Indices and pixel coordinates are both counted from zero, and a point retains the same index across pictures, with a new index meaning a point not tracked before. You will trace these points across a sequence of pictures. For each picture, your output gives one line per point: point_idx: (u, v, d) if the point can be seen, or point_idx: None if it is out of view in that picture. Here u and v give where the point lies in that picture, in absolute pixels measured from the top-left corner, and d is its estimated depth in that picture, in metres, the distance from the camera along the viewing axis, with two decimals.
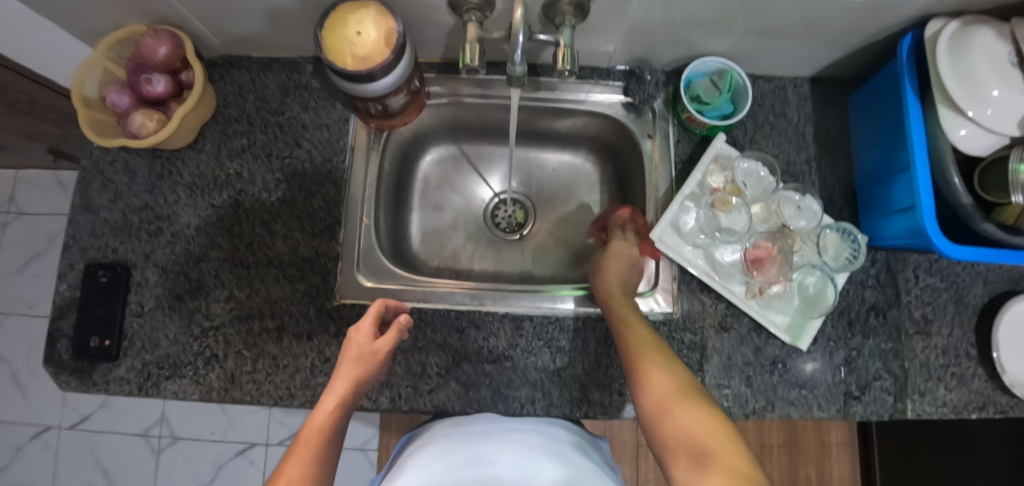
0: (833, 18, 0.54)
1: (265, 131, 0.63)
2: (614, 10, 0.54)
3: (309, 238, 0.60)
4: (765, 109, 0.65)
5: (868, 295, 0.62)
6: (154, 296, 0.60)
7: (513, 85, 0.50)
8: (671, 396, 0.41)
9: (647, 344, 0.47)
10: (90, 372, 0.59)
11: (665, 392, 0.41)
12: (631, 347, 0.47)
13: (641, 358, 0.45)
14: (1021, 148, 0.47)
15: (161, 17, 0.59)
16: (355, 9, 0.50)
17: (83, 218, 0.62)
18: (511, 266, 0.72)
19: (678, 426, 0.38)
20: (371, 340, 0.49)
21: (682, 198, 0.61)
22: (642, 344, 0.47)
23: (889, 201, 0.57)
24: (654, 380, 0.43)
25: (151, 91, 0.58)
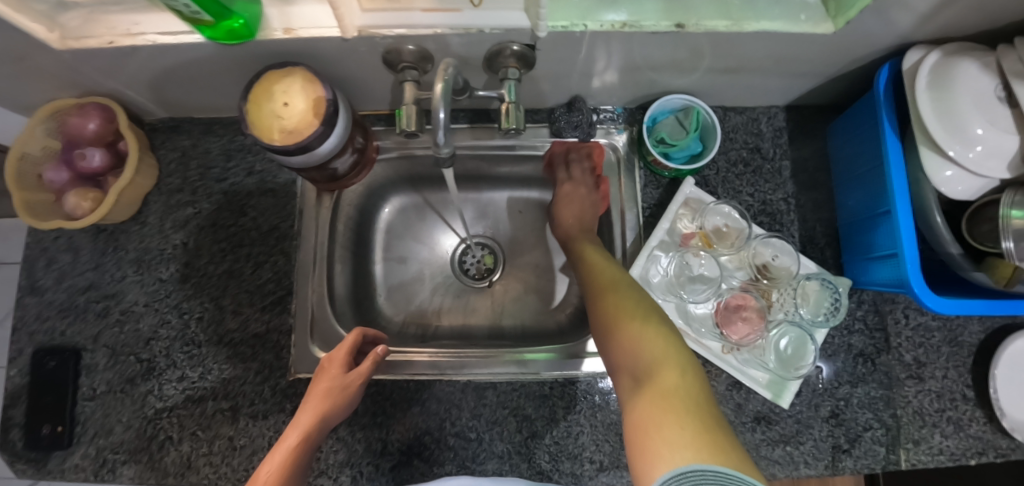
0: (798, 52, 0.50)
1: (210, 200, 0.60)
2: (564, 56, 0.51)
3: (260, 312, 0.58)
4: (738, 144, 0.61)
5: (854, 342, 0.58)
6: (104, 379, 0.58)
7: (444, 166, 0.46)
8: (632, 337, 0.42)
9: (627, 306, 0.46)
10: (45, 461, 0.57)
11: (628, 330, 0.43)
12: (602, 299, 0.48)
13: (611, 304, 0.47)
14: (1010, 192, 0.42)
15: (91, 88, 0.55)
16: (280, 78, 0.47)
17: (29, 300, 0.60)
18: (480, 319, 0.68)
19: (631, 359, 0.41)
20: (342, 372, 0.51)
21: (650, 250, 0.56)
22: (617, 300, 0.47)
23: (871, 246, 0.53)
24: (618, 323, 0.45)
25: (86, 166, 0.56)
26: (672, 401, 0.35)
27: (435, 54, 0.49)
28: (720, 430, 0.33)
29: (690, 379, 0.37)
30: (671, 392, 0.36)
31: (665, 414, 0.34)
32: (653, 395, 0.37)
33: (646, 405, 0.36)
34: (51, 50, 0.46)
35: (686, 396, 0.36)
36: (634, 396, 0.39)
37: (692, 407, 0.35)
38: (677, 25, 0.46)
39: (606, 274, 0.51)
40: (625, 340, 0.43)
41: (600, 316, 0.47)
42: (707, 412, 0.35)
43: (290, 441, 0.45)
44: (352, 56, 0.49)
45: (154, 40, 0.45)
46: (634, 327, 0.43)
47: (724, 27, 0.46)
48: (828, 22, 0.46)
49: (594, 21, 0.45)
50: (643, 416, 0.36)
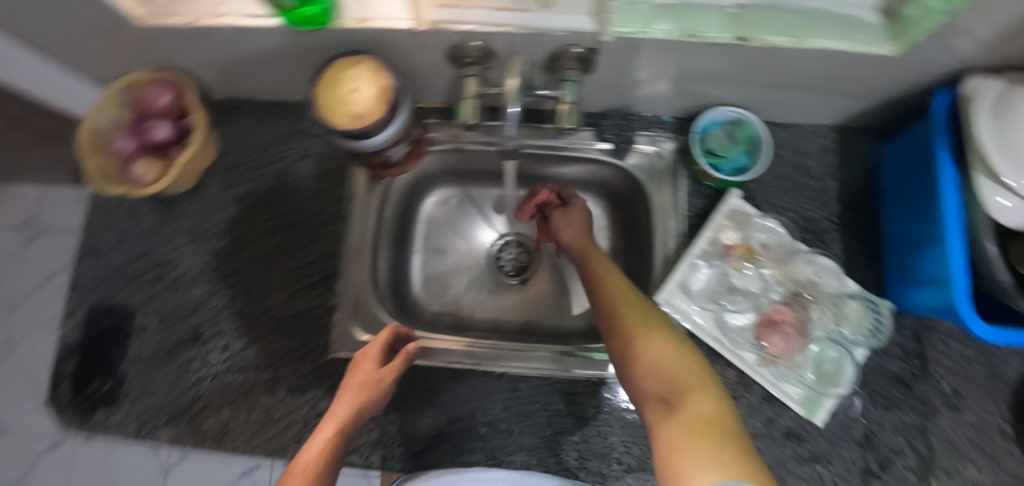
0: (855, 72, 0.51)
1: (266, 179, 0.62)
2: (621, 61, 0.52)
3: (305, 290, 0.60)
4: (785, 161, 0.62)
5: (891, 366, 0.58)
6: (153, 342, 0.60)
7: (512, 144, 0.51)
8: (652, 353, 0.40)
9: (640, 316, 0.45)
10: (91, 415, 0.59)
11: (646, 346, 0.41)
12: (615, 312, 0.46)
13: (627, 317, 0.45)
14: None
15: (164, 64, 0.58)
16: (349, 65, 0.49)
17: (88, 261, 0.62)
18: (512, 315, 0.69)
19: (653, 379, 0.39)
20: (376, 367, 0.50)
21: (691, 258, 0.57)
22: (630, 311, 0.46)
23: (917, 270, 0.53)
24: (635, 338, 0.43)
25: (155, 137, 0.59)
26: (704, 425, 0.33)
27: (498, 52, 0.51)
28: (755, 458, 0.31)
29: (718, 403, 0.35)
30: (702, 416, 0.34)
31: (698, 437, 0.32)
32: (681, 419, 0.34)
33: (675, 429, 0.34)
34: (137, 25, 0.49)
35: (718, 417, 0.34)
36: (660, 420, 0.36)
37: (725, 435, 0.32)
38: (738, 38, 0.46)
39: (619, 288, 0.49)
40: (644, 355, 0.41)
41: (614, 330, 0.45)
42: (741, 440, 0.32)
43: (325, 434, 0.43)
44: (417, 49, 0.51)
45: (234, 23, 0.48)
46: (654, 343, 0.41)
47: (785, 43, 0.47)
48: (888, 44, 0.47)
49: (657, 29, 0.47)
50: (673, 439, 0.33)
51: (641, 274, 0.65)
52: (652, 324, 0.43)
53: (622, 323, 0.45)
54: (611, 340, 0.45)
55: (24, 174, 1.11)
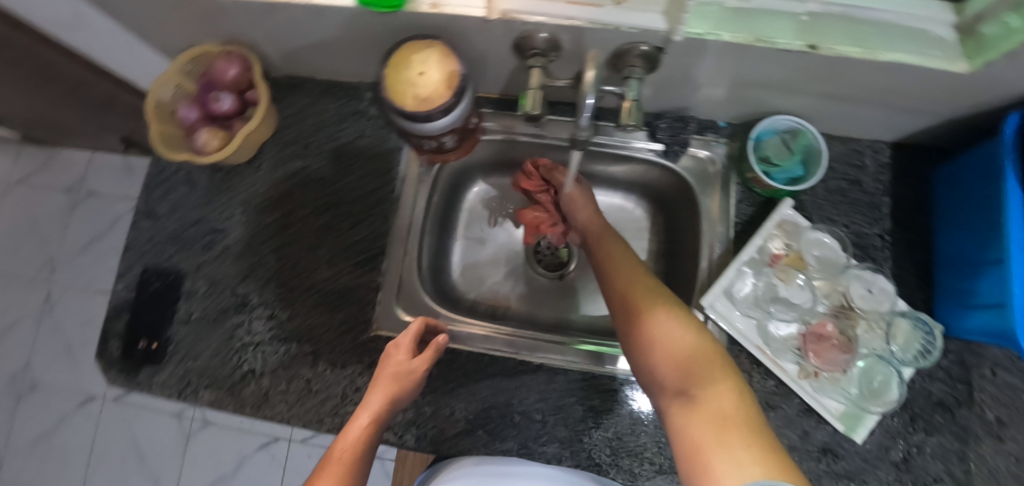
0: (923, 89, 0.50)
1: (320, 156, 0.64)
2: (685, 63, 0.52)
3: (352, 267, 0.61)
4: (838, 174, 0.61)
5: (935, 389, 0.57)
6: (200, 306, 0.62)
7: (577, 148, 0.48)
8: (671, 343, 0.43)
9: (657, 302, 0.47)
10: (135, 373, 0.60)
11: (665, 336, 0.43)
12: (630, 301, 0.48)
13: (644, 306, 0.46)
14: None
15: (233, 38, 0.60)
16: (419, 49, 0.49)
17: (144, 224, 0.65)
18: (548, 308, 0.70)
19: (671, 369, 0.42)
20: (408, 358, 0.52)
21: (739, 264, 0.57)
22: (646, 297, 0.47)
23: (972, 294, 0.52)
24: (652, 327, 0.45)
25: (218, 108, 0.60)
26: (727, 418, 0.36)
27: (564, 45, 0.51)
28: (776, 445, 0.34)
29: (737, 393, 0.38)
30: (724, 408, 0.37)
31: (724, 431, 0.35)
32: (704, 411, 0.37)
33: (700, 423, 0.37)
34: None
35: (741, 415, 0.36)
36: (681, 412, 0.39)
37: (747, 426, 0.35)
38: (810, 46, 0.46)
39: (631, 277, 0.50)
40: (666, 348, 0.43)
41: (631, 319, 0.47)
42: (760, 428, 0.36)
43: (360, 429, 0.46)
44: (484, 37, 0.52)
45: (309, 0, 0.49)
46: (672, 332, 0.43)
47: (854, 54, 0.46)
48: (962, 61, 0.46)
49: (727, 32, 0.47)
50: (698, 432, 0.36)
51: (682, 276, 0.65)
52: (669, 312, 0.45)
53: (639, 312, 0.46)
54: (627, 329, 0.47)
55: (77, 140, 1.15)
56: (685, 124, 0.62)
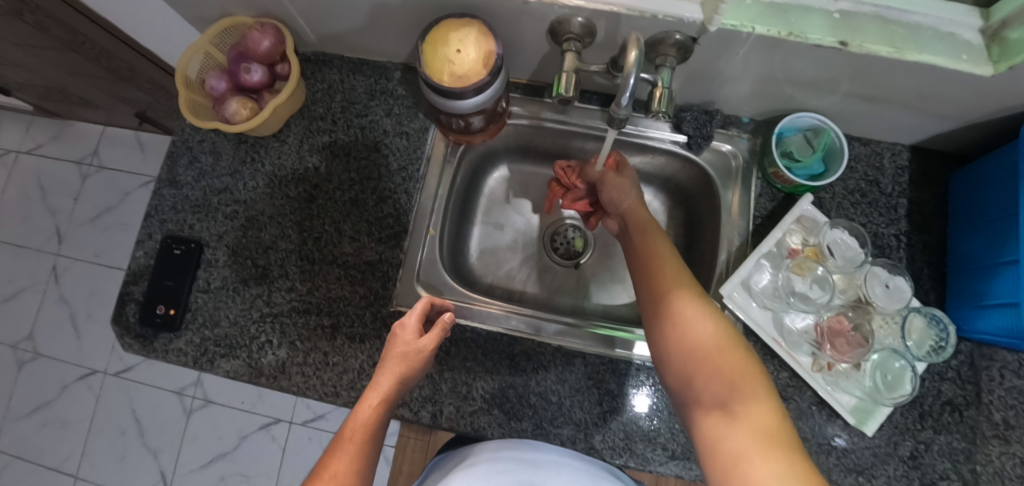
0: (948, 92, 0.52)
1: (348, 131, 0.64)
2: (716, 56, 0.53)
3: (375, 243, 0.61)
4: (858, 174, 0.63)
5: (944, 389, 0.58)
6: (221, 275, 0.62)
7: (612, 127, 0.49)
8: (714, 353, 0.42)
9: (696, 305, 0.45)
10: (152, 339, 0.60)
11: (708, 343, 0.43)
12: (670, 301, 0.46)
13: (681, 309, 0.45)
14: None
15: (267, 11, 0.60)
16: (458, 27, 0.50)
17: (167, 192, 0.65)
18: (565, 295, 0.71)
19: (710, 378, 0.41)
20: (416, 337, 0.50)
21: (759, 256, 0.58)
22: (683, 299, 0.45)
23: (984, 294, 0.53)
24: (691, 332, 0.43)
25: (248, 80, 0.60)
26: (769, 435, 0.36)
27: (599, 31, 0.52)
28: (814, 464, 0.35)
29: (776, 410, 0.38)
30: (766, 425, 0.37)
31: (769, 449, 0.35)
32: (746, 427, 0.37)
33: (740, 439, 0.37)
34: None
35: (780, 432, 0.37)
36: (719, 424, 0.39)
37: (790, 445, 0.36)
38: (840, 43, 0.47)
39: (670, 273, 0.48)
40: (706, 356, 0.42)
41: (666, 321, 0.45)
42: (799, 446, 0.36)
43: (366, 415, 0.45)
44: (520, 20, 0.52)
45: None
46: (713, 339, 0.43)
47: (886, 53, 0.47)
48: (988, 66, 0.47)
49: (762, 26, 0.47)
50: (740, 447, 0.37)
51: (699, 268, 0.66)
52: (710, 319, 0.44)
53: (679, 315, 0.45)
54: (662, 331, 0.46)
55: (90, 113, 1.15)
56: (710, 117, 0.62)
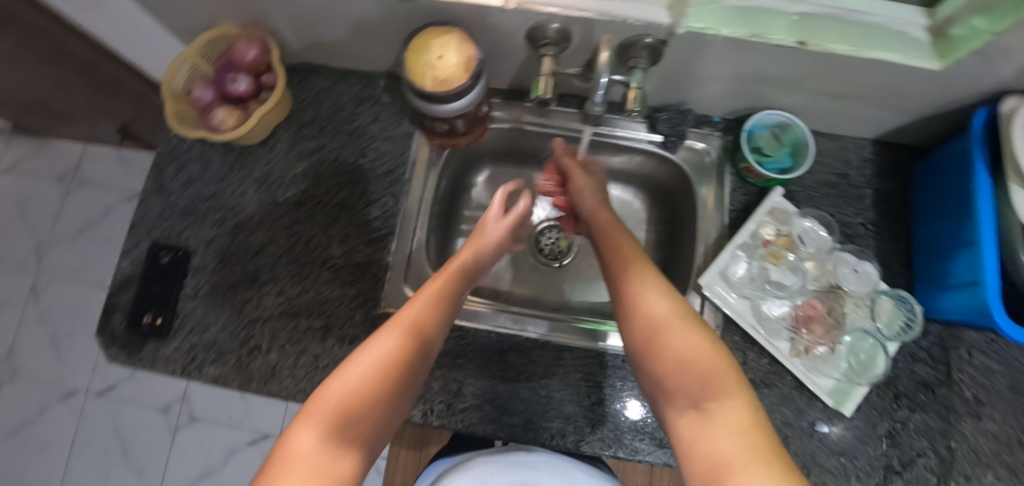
0: (901, 87, 0.55)
1: (335, 137, 0.66)
2: (686, 58, 0.56)
3: (363, 245, 0.62)
4: (825, 168, 0.66)
5: (917, 369, 0.60)
6: (209, 281, 0.62)
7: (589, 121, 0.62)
8: (689, 355, 0.42)
9: (669, 311, 0.46)
10: (139, 347, 0.60)
11: (680, 346, 0.43)
12: (640, 303, 0.48)
13: (656, 316, 0.46)
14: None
15: (253, 22, 0.62)
16: (439, 34, 0.52)
17: (154, 200, 0.65)
18: (552, 293, 0.73)
19: (682, 377, 0.41)
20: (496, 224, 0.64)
21: (734, 248, 0.61)
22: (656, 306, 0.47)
23: (947, 275, 0.56)
24: (666, 337, 0.44)
25: (234, 89, 0.61)
26: (744, 429, 0.35)
27: (574, 36, 0.55)
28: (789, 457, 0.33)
29: (752, 406, 0.37)
30: (740, 421, 0.36)
31: (744, 443, 0.34)
32: (718, 423, 0.37)
33: (715, 436, 0.36)
34: None
35: (755, 426, 0.35)
36: (695, 425, 0.38)
37: (766, 437, 0.34)
38: (799, 42, 0.50)
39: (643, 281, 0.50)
40: (680, 358, 0.42)
41: (643, 329, 0.46)
42: (776, 439, 0.35)
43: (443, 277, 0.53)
44: (500, 26, 0.55)
45: None
46: (681, 336, 0.44)
47: (842, 51, 0.50)
48: (935, 60, 0.51)
49: (727, 28, 0.50)
50: (715, 445, 0.35)
51: (680, 262, 0.68)
52: (684, 323, 0.45)
53: (650, 316, 0.46)
54: (640, 339, 0.47)
55: (72, 129, 1.14)
56: (683, 116, 0.65)
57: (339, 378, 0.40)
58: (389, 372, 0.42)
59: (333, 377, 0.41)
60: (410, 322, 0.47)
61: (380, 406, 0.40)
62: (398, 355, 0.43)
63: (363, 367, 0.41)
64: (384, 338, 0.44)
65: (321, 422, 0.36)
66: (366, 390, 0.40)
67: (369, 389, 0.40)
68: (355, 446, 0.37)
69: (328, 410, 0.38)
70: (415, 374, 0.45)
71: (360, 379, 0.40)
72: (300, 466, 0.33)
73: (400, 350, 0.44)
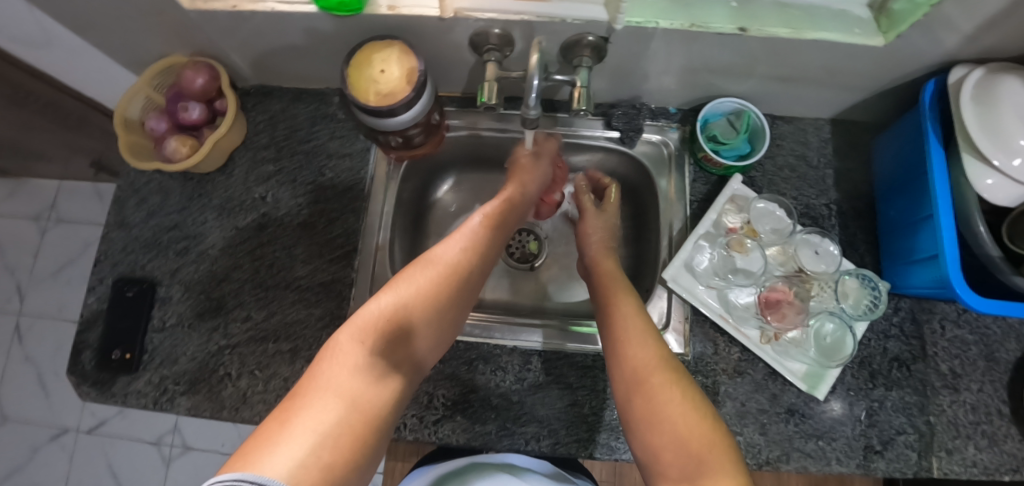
0: (848, 65, 0.55)
1: (293, 158, 0.66)
2: (632, 53, 0.56)
3: (327, 264, 0.62)
4: (785, 150, 0.66)
5: (890, 346, 0.59)
6: (177, 312, 0.62)
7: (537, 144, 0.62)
8: (683, 424, 0.40)
9: (663, 371, 0.44)
10: (109, 384, 0.59)
11: (674, 412, 0.41)
12: (637, 366, 0.45)
13: (650, 379, 0.43)
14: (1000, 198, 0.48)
15: (201, 50, 0.62)
16: (381, 48, 0.52)
17: (117, 235, 0.65)
18: (524, 296, 0.72)
19: (678, 451, 0.39)
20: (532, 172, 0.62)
21: (697, 238, 0.61)
22: (649, 365, 0.45)
23: (912, 251, 0.56)
24: (659, 402, 0.42)
25: (187, 118, 0.61)
26: None
27: (517, 40, 0.54)
28: None
29: None
30: None
31: None
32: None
33: None
34: (182, 10, 0.52)
35: None
36: None
37: None
38: (739, 28, 0.50)
39: (637, 333, 0.48)
40: (673, 427, 0.40)
41: (635, 390, 0.44)
42: None
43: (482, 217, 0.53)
44: (442, 35, 0.55)
45: (272, 7, 0.51)
46: (679, 405, 0.41)
47: (783, 34, 0.50)
48: (879, 36, 0.51)
49: (665, 20, 0.50)
50: None
51: (648, 256, 0.68)
52: (678, 388, 0.42)
53: (643, 378, 0.44)
54: (631, 399, 0.44)
55: (45, 168, 1.14)
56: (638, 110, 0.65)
57: (387, 295, 0.42)
58: (433, 295, 0.44)
59: (381, 293, 0.42)
60: (452, 258, 0.48)
61: (418, 328, 0.43)
62: (441, 285, 0.45)
63: (412, 287, 0.43)
64: (427, 265, 0.46)
65: (368, 333, 0.38)
66: (412, 308, 0.42)
67: (413, 308, 0.42)
68: (394, 363, 0.40)
69: (374, 323, 0.39)
70: (455, 306, 0.47)
71: (405, 299, 0.42)
72: (349, 368, 0.35)
73: (445, 278, 0.46)
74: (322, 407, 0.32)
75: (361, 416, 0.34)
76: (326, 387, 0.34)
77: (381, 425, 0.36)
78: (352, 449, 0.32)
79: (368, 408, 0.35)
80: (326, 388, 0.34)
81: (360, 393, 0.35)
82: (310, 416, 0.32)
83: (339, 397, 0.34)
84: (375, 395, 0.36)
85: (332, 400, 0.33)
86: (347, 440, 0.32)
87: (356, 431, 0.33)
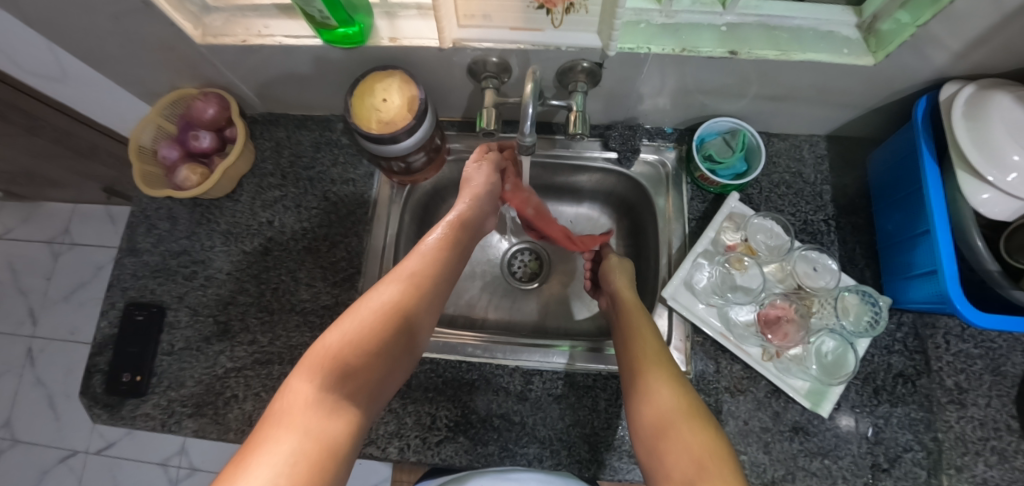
0: (839, 85, 0.56)
1: (297, 184, 0.68)
2: (626, 78, 0.57)
3: (330, 287, 0.63)
4: (781, 168, 0.67)
5: (894, 362, 0.59)
6: (185, 335, 0.63)
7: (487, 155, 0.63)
8: (693, 447, 0.39)
9: (677, 401, 0.43)
10: (118, 407, 0.60)
11: (687, 439, 0.40)
12: (658, 405, 0.43)
13: (666, 410, 0.43)
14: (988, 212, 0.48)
15: (211, 81, 0.64)
16: (382, 78, 0.54)
17: (128, 260, 0.67)
18: (526, 315, 0.73)
19: (682, 465, 0.38)
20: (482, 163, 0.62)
21: (695, 256, 0.62)
22: (664, 395, 0.44)
23: (910, 266, 0.56)
24: (673, 430, 0.41)
25: (198, 146, 0.63)
26: None
27: (514, 67, 0.56)
28: None
29: None
30: None
31: None
32: None
33: None
34: (192, 44, 0.54)
35: None
36: None
37: None
38: (730, 52, 0.51)
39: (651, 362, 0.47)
40: (682, 449, 0.39)
41: (649, 418, 0.43)
42: None
43: (439, 233, 0.54)
44: (441, 64, 0.57)
45: (280, 41, 0.53)
46: (694, 435, 0.40)
47: (773, 56, 0.51)
48: (868, 56, 0.51)
49: (657, 46, 0.52)
50: None
51: (648, 275, 0.69)
52: (692, 416, 0.42)
53: (662, 413, 0.43)
54: (643, 431, 0.43)
55: (60, 193, 1.18)
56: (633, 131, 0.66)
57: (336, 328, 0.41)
58: (387, 318, 0.43)
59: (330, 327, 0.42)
60: (408, 273, 0.48)
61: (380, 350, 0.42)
62: (398, 300, 0.45)
63: (356, 319, 0.42)
64: (380, 290, 0.45)
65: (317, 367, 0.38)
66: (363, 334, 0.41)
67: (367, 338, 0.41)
68: (355, 392, 0.39)
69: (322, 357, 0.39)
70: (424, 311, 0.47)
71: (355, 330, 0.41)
72: (302, 403, 0.35)
73: (402, 299, 0.45)
74: (278, 444, 0.33)
75: (319, 446, 0.34)
76: (284, 427, 0.34)
77: (347, 453, 0.36)
78: (312, 479, 0.32)
79: (331, 434, 0.35)
80: (282, 426, 0.34)
81: (317, 422, 0.35)
82: (265, 456, 0.32)
83: (296, 431, 0.34)
84: (334, 425, 0.36)
85: (288, 435, 0.33)
86: (305, 471, 0.32)
87: (316, 459, 0.33)
